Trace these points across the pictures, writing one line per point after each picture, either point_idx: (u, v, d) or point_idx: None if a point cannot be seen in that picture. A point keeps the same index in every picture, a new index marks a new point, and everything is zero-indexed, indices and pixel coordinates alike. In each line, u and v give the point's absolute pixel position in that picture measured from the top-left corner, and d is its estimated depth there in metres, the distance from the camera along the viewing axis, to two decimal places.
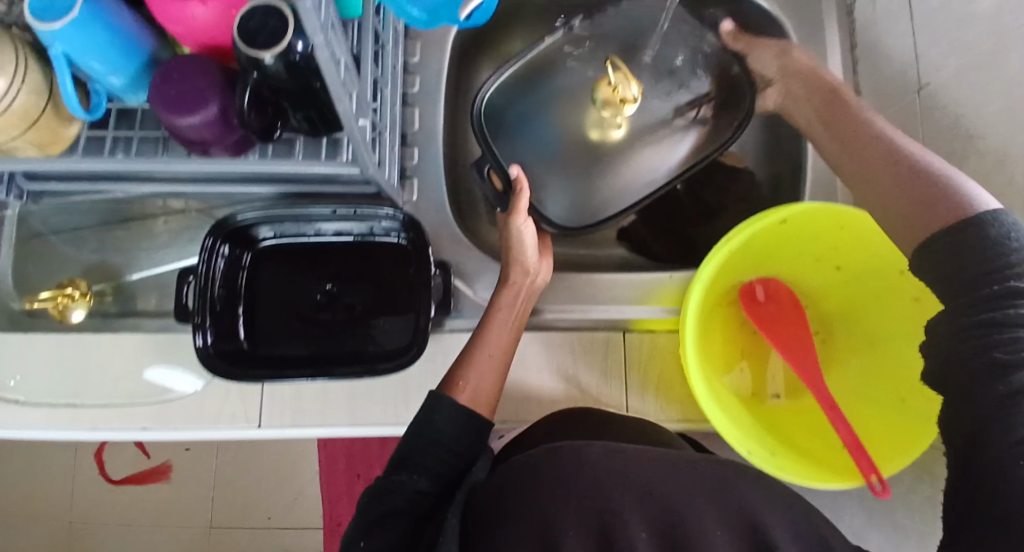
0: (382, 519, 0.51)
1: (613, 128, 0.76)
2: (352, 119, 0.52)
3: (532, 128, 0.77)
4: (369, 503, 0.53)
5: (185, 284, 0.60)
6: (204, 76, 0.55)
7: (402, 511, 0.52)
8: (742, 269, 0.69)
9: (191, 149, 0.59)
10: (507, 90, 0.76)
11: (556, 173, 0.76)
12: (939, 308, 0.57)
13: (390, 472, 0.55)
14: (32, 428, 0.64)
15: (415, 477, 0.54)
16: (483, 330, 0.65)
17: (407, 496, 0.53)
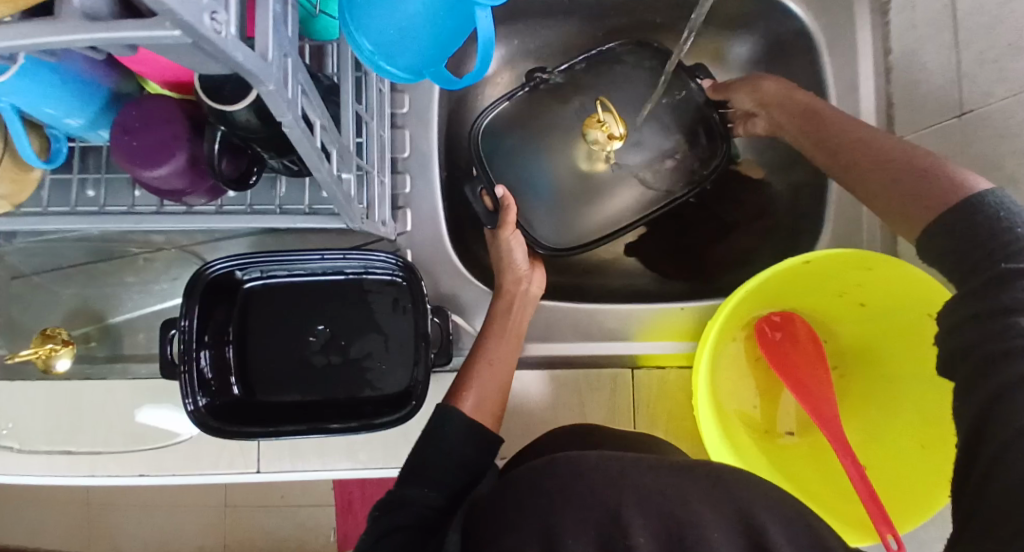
0: (388, 534, 0.49)
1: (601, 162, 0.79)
2: (334, 180, 0.46)
3: (527, 158, 0.78)
4: (378, 518, 0.52)
5: (169, 338, 0.57)
6: (169, 125, 0.49)
7: (410, 526, 0.50)
8: (759, 305, 0.65)
9: (164, 198, 0.54)
10: (507, 121, 0.77)
11: (545, 204, 0.78)
12: (948, 303, 0.51)
13: (398, 486, 0.54)
14: (32, 475, 0.63)
15: (425, 490, 0.53)
16: (486, 368, 0.62)
17: (415, 512, 0.52)
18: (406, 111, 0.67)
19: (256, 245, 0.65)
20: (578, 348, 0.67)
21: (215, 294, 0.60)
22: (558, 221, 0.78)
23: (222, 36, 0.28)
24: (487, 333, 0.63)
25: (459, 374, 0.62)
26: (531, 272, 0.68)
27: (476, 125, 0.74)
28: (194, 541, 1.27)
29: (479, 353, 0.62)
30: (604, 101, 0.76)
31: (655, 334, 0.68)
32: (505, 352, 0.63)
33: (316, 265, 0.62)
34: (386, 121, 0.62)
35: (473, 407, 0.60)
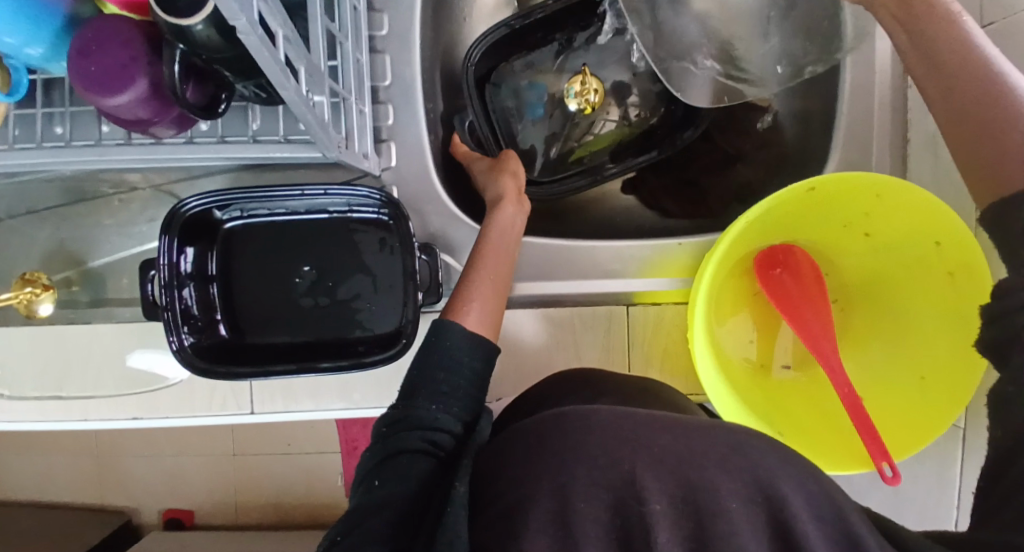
0: (394, 456, 0.48)
1: (592, 95, 0.75)
2: (305, 101, 0.42)
3: (527, 93, 0.76)
4: (386, 439, 0.50)
5: (149, 279, 0.56)
6: (126, 48, 0.47)
7: (418, 451, 0.48)
8: (764, 238, 0.62)
9: (131, 130, 0.52)
10: (491, 52, 0.71)
11: (537, 132, 0.76)
12: (953, 215, 0.49)
13: (404, 405, 0.51)
14: (21, 420, 0.62)
15: (433, 408, 0.50)
16: (464, 287, 0.58)
17: (425, 435, 0.49)
18: (385, 34, 0.63)
19: (236, 182, 0.63)
20: (572, 287, 0.65)
21: (194, 233, 0.58)
22: (550, 157, 0.77)
23: None
24: (471, 267, 0.59)
25: (450, 298, 0.59)
26: (520, 194, 0.66)
27: (466, 61, 0.69)
28: (205, 490, 1.29)
29: (463, 278, 0.59)
30: (587, 68, 0.75)
31: (654, 271, 0.66)
32: (498, 275, 0.59)
33: (298, 202, 0.59)
34: (363, 44, 0.59)
35: (479, 319, 0.56)
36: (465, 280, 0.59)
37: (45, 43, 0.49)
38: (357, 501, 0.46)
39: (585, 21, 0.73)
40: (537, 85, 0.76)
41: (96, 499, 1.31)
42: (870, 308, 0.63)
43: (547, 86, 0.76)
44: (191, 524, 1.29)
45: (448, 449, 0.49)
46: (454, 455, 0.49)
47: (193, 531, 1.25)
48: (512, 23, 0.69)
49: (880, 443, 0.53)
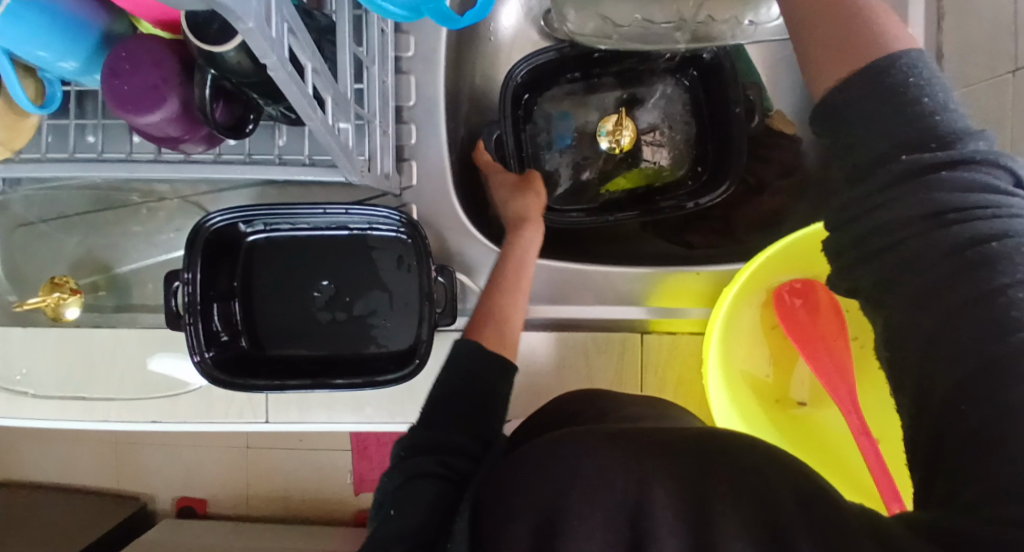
0: (411, 480, 0.46)
1: (624, 136, 0.76)
2: (330, 130, 0.43)
3: (558, 119, 0.77)
4: (403, 463, 0.49)
5: (172, 291, 0.57)
6: (156, 68, 0.48)
7: (435, 475, 0.46)
8: (778, 270, 0.62)
9: (162, 146, 0.53)
10: (529, 81, 0.74)
11: (563, 155, 0.77)
12: None
13: (420, 429, 0.51)
14: (46, 419, 0.64)
15: (446, 430, 0.51)
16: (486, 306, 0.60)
17: (441, 460, 0.48)
18: (411, 55, 0.64)
19: (261, 196, 0.64)
20: (587, 311, 0.65)
21: (217, 248, 0.59)
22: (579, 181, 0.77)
23: None
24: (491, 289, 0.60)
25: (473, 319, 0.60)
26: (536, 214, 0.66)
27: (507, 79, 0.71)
28: (218, 480, 1.32)
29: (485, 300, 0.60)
30: (624, 110, 0.76)
31: (669, 298, 0.65)
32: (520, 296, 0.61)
33: (318, 220, 0.60)
34: (389, 66, 0.59)
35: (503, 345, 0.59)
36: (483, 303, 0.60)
37: (79, 59, 0.51)
38: (375, 531, 0.44)
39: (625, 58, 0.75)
40: (569, 111, 0.77)
41: (112, 484, 1.34)
42: None
43: (575, 118, 0.77)
44: (204, 512, 1.31)
45: (464, 474, 0.48)
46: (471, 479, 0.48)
47: (205, 520, 1.28)
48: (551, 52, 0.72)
49: (894, 487, 0.52)
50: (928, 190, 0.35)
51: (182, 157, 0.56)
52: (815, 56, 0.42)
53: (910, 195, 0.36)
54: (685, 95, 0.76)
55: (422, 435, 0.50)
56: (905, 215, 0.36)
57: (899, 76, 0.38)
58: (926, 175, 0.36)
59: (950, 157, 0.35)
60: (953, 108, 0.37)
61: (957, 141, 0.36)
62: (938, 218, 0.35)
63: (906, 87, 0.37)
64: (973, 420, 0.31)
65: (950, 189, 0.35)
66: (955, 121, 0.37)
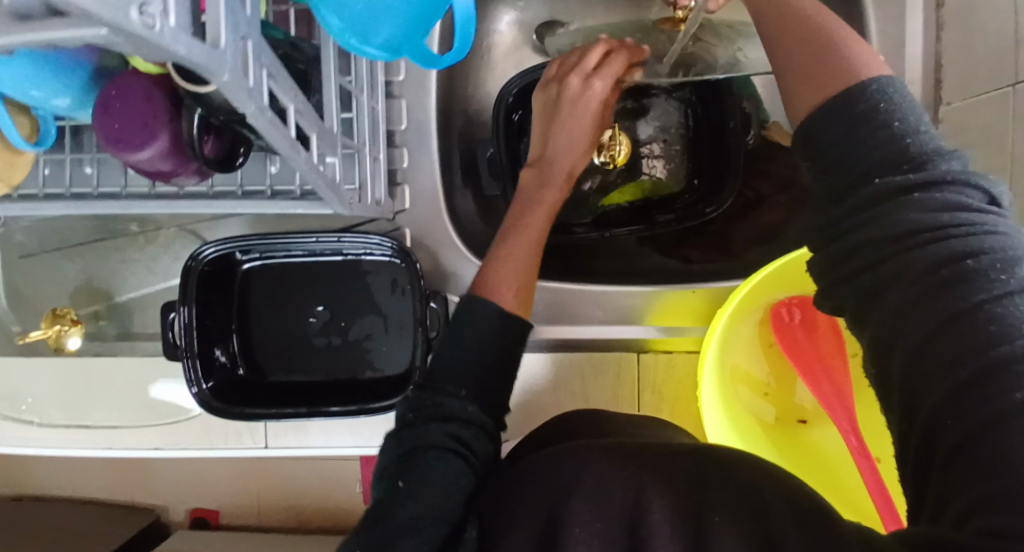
0: (421, 451, 0.47)
1: (617, 150, 0.73)
2: (315, 168, 0.44)
3: None
4: (412, 428, 0.49)
5: (170, 322, 0.58)
6: (146, 105, 0.48)
7: (445, 447, 0.47)
8: (775, 288, 0.61)
9: (156, 179, 0.54)
10: (522, 98, 0.73)
11: None
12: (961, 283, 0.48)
13: (432, 395, 0.51)
14: (49, 448, 0.65)
15: (461, 401, 0.51)
16: (491, 264, 0.59)
17: (451, 430, 0.48)
18: (402, 78, 0.64)
19: (255, 223, 0.64)
20: (585, 332, 0.65)
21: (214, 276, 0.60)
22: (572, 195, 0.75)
23: (156, 30, 0.26)
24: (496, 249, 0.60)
25: (478, 279, 0.59)
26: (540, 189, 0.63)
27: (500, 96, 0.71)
28: (229, 491, 1.33)
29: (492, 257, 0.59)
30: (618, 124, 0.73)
31: (666, 317, 0.65)
32: (526, 250, 0.60)
33: (311, 248, 0.60)
34: (379, 91, 0.60)
35: (513, 301, 0.57)
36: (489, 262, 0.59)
37: (72, 93, 0.51)
38: (380, 495, 0.45)
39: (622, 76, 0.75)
40: None
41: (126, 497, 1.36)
42: None
43: None
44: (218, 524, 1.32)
45: (477, 452, 0.49)
46: (484, 459, 0.49)
47: (218, 531, 1.29)
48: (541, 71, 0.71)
49: (893, 508, 0.53)
50: (900, 212, 0.34)
51: (175, 189, 0.56)
52: (790, 80, 0.41)
53: (887, 217, 0.34)
54: (681, 115, 0.75)
55: (436, 403, 0.50)
56: (883, 237, 0.34)
57: (867, 101, 0.37)
58: (898, 197, 0.34)
59: (922, 177, 0.34)
60: (924, 130, 0.36)
61: (927, 163, 0.35)
62: (914, 238, 0.33)
63: (875, 111, 0.36)
64: (958, 433, 0.29)
65: (923, 209, 0.33)
66: (926, 142, 0.35)
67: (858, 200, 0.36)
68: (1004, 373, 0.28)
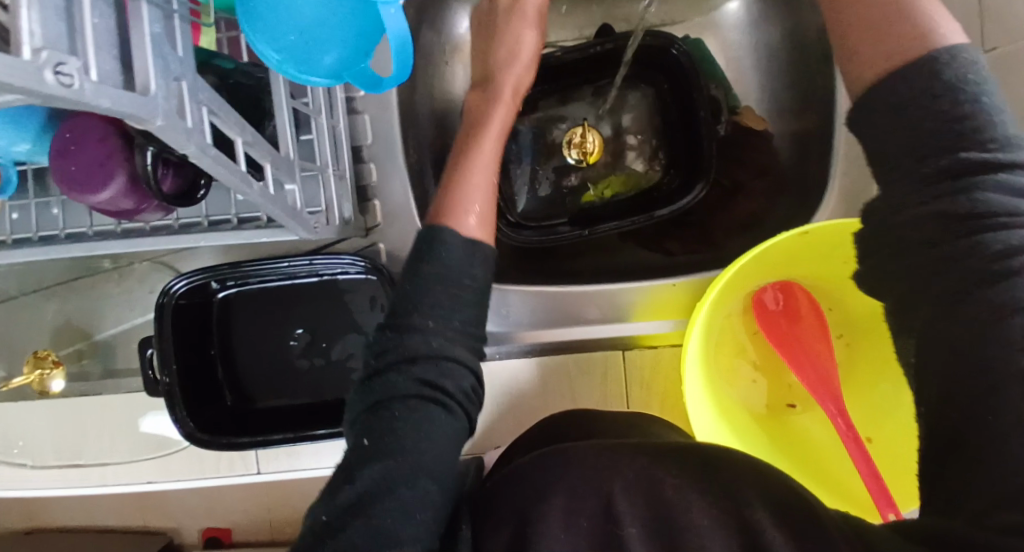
0: (387, 404, 0.41)
1: (587, 145, 0.74)
2: (270, 199, 0.44)
3: (524, 138, 0.76)
4: (375, 376, 0.43)
5: (149, 357, 0.58)
6: (102, 146, 0.48)
7: (415, 396, 0.42)
8: (757, 277, 0.60)
9: (121, 217, 0.53)
10: None
11: (533, 173, 0.76)
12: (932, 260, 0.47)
13: (395, 332, 0.44)
14: (43, 489, 0.65)
15: (427, 336, 0.43)
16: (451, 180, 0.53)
17: (420, 376, 0.42)
18: (363, 93, 0.63)
19: (228, 250, 0.64)
20: (568, 332, 0.64)
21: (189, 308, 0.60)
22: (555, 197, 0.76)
23: (75, 88, 0.26)
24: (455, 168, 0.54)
25: (438, 203, 0.51)
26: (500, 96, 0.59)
27: None
28: None
29: (454, 176, 0.53)
30: (587, 121, 0.75)
31: (650, 313, 0.64)
32: (486, 162, 0.54)
33: (286, 273, 0.60)
34: (339, 109, 0.59)
35: (480, 230, 0.49)
36: (455, 191, 0.51)
37: (30, 139, 0.50)
38: (348, 456, 0.41)
39: (593, 74, 0.74)
40: (535, 130, 0.76)
41: None
42: (873, 342, 0.59)
43: (542, 134, 0.76)
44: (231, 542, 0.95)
45: (450, 390, 0.43)
46: (459, 394, 0.44)
47: None
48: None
49: (885, 491, 0.52)
50: (979, 191, 0.34)
51: (142, 225, 0.56)
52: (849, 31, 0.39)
53: (959, 196, 0.34)
54: (653, 110, 0.75)
55: (398, 344, 0.43)
56: (940, 222, 0.35)
57: (953, 70, 0.35)
58: (971, 176, 0.34)
59: (1004, 159, 0.34)
60: (1003, 112, 0.35)
61: (1012, 145, 0.34)
62: (973, 223, 0.34)
63: (960, 82, 0.35)
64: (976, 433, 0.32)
65: (1004, 193, 0.33)
66: (1007, 125, 0.35)
67: (916, 178, 0.36)
68: (1001, 366, 0.32)
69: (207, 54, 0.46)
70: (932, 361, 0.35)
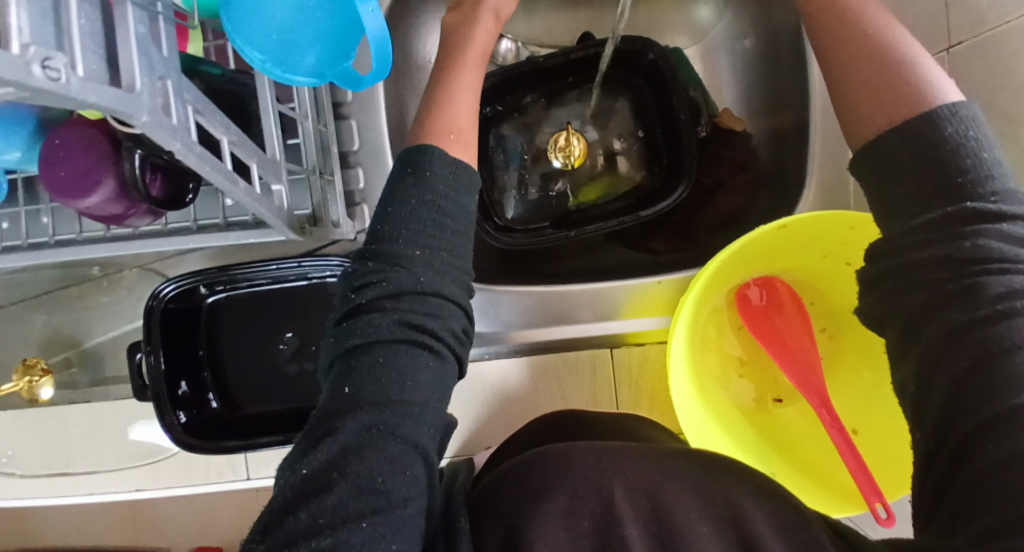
0: (369, 347, 0.41)
1: (572, 151, 0.75)
2: (256, 200, 0.44)
3: (510, 144, 0.77)
4: (356, 316, 0.42)
5: (137, 361, 0.59)
6: (89, 154, 0.48)
7: (398, 339, 0.41)
8: (740, 271, 0.61)
9: (109, 223, 0.54)
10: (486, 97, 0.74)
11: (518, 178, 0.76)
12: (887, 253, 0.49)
13: (378, 272, 0.43)
14: (30, 497, 0.65)
15: (412, 274, 0.42)
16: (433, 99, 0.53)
17: (403, 318, 0.41)
18: (350, 100, 0.64)
19: (217, 257, 0.65)
20: (559, 331, 0.65)
21: (175, 314, 0.60)
22: (545, 200, 0.77)
23: (63, 82, 0.27)
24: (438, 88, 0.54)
25: (418, 122, 0.52)
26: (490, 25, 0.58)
27: None
28: None
29: (436, 96, 0.53)
30: (571, 125, 0.76)
31: (638, 311, 0.65)
32: (470, 89, 0.54)
33: (275, 276, 0.61)
34: (327, 114, 0.60)
35: (459, 149, 0.50)
36: (438, 110, 0.52)
37: (20, 147, 0.51)
38: (327, 402, 0.40)
39: (580, 76, 0.76)
40: (522, 136, 0.77)
41: None
42: (852, 334, 0.60)
43: (528, 139, 0.77)
44: None
45: (437, 332, 0.42)
46: (446, 336, 0.43)
47: None
48: (490, 78, 0.72)
49: (872, 481, 0.52)
50: (981, 238, 0.36)
51: (131, 231, 0.56)
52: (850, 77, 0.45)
53: (950, 229, 0.37)
54: (635, 116, 0.76)
55: (381, 280, 0.42)
56: (933, 235, 0.37)
57: (953, 126, 0.39)
58: (976, 225, 0.37)
59: (1005, 210, 0.36)
60: (1002, 166, 0.39)
61: (1013, 197, 0.37)
62: (976, 266, 0.36)
63: (961, 137, 0.38)
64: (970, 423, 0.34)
65: (1004, 238, 0.36)
66: (1005, 178, 0.38)
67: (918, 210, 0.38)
68: None
69: (194, 62, 0.47)
70: (929, 364, 0.37)
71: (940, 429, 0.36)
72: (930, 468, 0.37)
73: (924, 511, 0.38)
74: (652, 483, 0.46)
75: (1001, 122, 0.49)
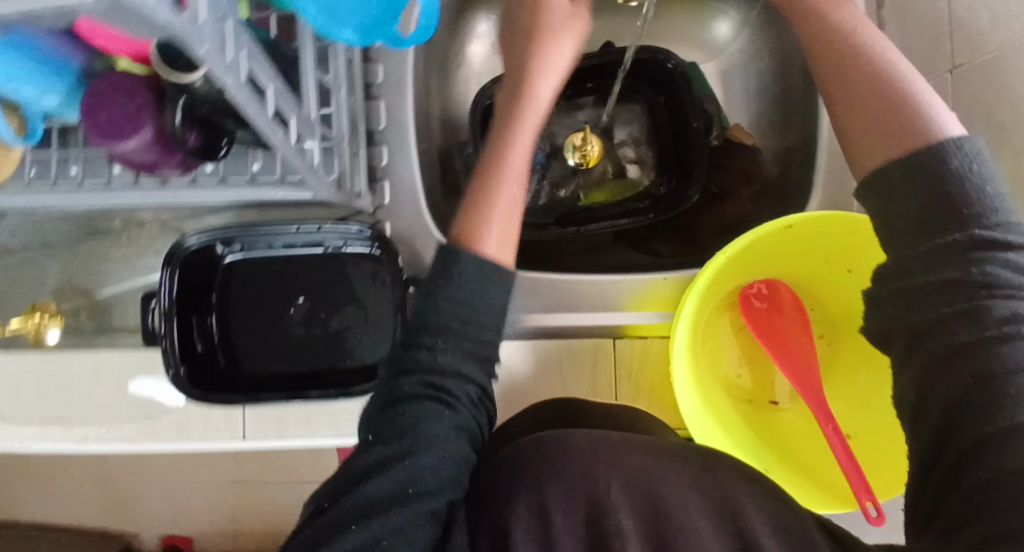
0: (392, 405, 0.43)
1: (589, 150, 0.78)
2: (291, 149, 0.47)
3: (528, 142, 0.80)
4: (387, 383, 0.44)
5: (149, 311, 0.60)
6: (131, 98, 0.50)
7: (418, 397, 0.42)
8: (743, 274, 0.63)
9: (139, 173, 0.55)
10: None
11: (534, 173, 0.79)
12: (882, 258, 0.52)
13: (409, 346, 0.44)
14: (22, 442, 0.65)
15: (436, 351, 0.43)
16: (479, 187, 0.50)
17: (426, 380, 0.43)
18: (381, 81, 0.67)
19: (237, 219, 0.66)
20: (567, 319, 0.66)
21: (190, 268, 0.61)
22: (557, 197, 0.79)
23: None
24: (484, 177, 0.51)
25: (463, 217, 0.49)
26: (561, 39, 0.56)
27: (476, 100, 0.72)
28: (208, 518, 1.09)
29: (482, 188, 0.51)
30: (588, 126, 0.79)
31: (642, 304, 0.67)
32: (517, 174, 0.51)
33: (294, 239, 0.62)
34: (359, 90, 0.63)
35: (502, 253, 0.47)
36: (485, 200, 0.50)
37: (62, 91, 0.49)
38: (355, 453, 0.43)
39: (599, 81, 0.79)
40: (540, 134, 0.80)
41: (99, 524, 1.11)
42: (850, 341, 0.63)
43: (545, 137, 0.80)
44: None
45: (456, 393, 0.43)
46: (466, 400, 0.43)
47: None
48: None
49: (863, 479, 0.53)
50: (989, 266, 0.37)
51: (158, 183, 0.58)
52: (855, 88, 0.47)
53: (945, 231, 0.39)
54: (649, 123, 0.80)
55: (410, 349, 0.44)
56: (935, 233, 0.39)
57: (958, 160, 0.40)
58: (983, 253, 0.38)
59: (1008, 240, 0.38)
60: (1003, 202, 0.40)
61: (1014, 230, 0.39)
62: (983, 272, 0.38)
63: (964, 172, 0.39)
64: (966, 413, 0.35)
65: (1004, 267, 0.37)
66: (1007, 213, 0.39)
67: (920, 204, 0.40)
68: None
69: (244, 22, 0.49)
70: (913, 361, 0.39)
71: (937, 414, 0.38)
72: (927, 454, 0.39)
73: (918, 502, 0.40)
74: (654, 464, 0.47)
75: (999, 139, 0.52)
